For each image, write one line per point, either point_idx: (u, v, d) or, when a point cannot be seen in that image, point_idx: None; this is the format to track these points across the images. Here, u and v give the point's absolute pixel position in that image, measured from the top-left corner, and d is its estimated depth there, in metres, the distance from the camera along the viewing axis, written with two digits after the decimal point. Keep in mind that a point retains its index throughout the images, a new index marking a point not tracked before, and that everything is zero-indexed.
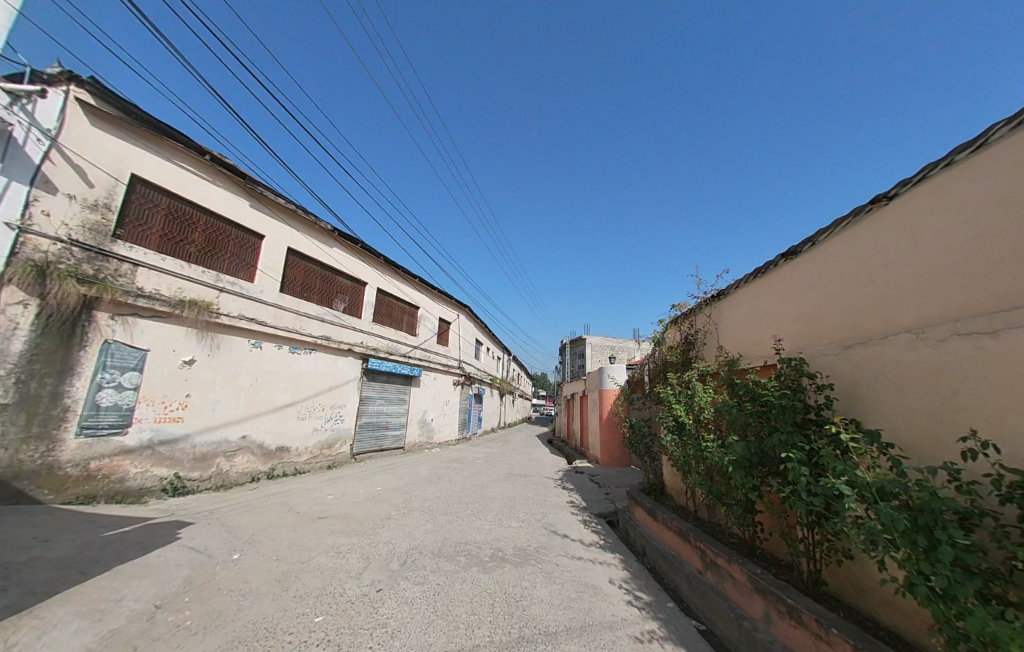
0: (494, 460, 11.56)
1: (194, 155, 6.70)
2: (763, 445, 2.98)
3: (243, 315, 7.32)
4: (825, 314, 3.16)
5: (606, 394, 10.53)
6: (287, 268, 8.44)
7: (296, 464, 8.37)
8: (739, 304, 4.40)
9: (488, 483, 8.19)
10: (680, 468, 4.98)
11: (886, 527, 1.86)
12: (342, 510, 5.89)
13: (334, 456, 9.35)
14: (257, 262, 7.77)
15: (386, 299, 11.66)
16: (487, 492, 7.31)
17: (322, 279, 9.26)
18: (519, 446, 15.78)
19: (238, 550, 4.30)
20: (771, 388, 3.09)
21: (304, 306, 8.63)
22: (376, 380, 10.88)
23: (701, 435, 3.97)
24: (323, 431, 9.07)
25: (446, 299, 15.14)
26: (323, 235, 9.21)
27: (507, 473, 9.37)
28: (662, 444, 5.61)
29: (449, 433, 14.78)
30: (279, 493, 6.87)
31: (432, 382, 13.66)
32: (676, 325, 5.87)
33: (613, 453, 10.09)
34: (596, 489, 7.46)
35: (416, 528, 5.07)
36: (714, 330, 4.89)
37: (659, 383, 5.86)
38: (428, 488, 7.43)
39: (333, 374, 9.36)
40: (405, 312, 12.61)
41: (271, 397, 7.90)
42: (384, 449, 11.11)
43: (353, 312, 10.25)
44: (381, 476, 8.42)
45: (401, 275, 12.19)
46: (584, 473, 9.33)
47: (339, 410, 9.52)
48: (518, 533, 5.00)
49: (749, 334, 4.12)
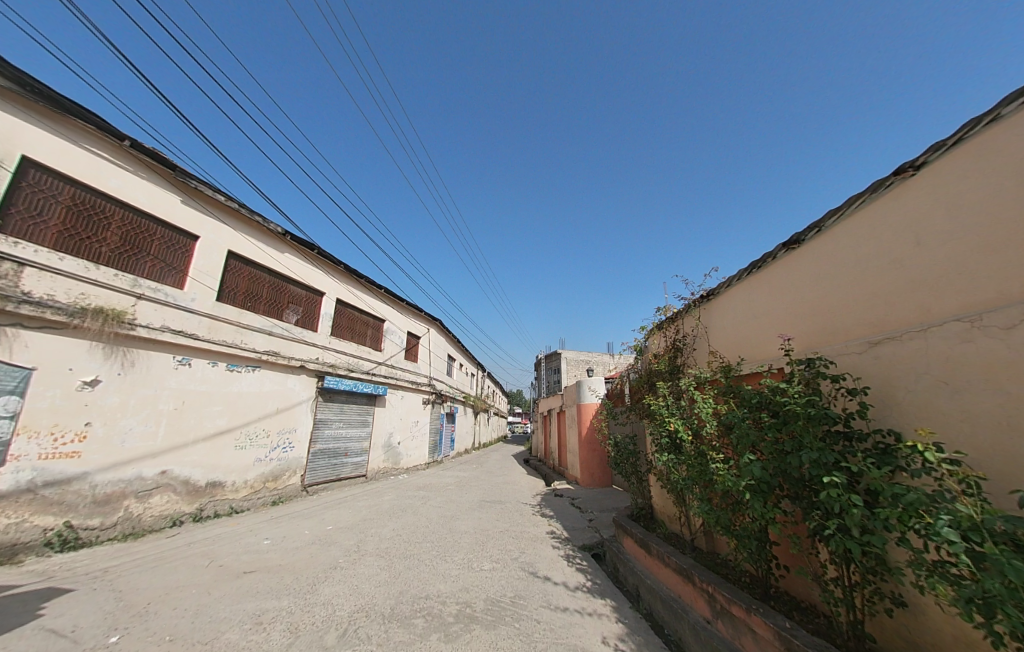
0: (467, 485, 10.62)
1: (110, 140, 5.74)
2: (787, 465, 2.44)
3: (169, 327, 6.28)
4: (840, 308, 2.75)
5: (585, 409, 9.96)
6: (227, 274, 7.43)
7: (232, 501, 7.15)
8: (731, 304, 3.99)
9: (458, 514, 7.27)
10: (674, 491, 4.42)
11: (1010, 587, 1.34)
12: (277, 560, 4.84)
13: (281, 490, 8.16)
14: (188, 268, 6.76)
15: (347, 311, 10.71)
16: (456, 526, 6.41)
17: (269, 288, 8.27)
18: (494, 467, 14.84)
19: (121, 628, 3.25)
20: (792, 395, 2.55)
21: (247, 318, 7.61)
22: (334, 400, 9.80)
23: (703, 454, 3.37)
24: (268, 461, 7.91)
25: (414, 312, 14.29)
26: (271, 237, 8.29)
27: (480, 501, 8.47)
28: (652, 464, 5.03)
29: (418, 456, 13.66)
30: (204, 540, 5.69)
31: (399, 401, 12.62)
32: (660, 331, 5.41)
33: (594, 472, 9.45)
34: (578, 516, 6.73)
35: (366, 581, 4.16)
36: (704, 334, 4.44)
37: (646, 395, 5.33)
38: (388, 524, 6.45)
39: (281, 395, 8.28)
40: (370, 326, 11.66)
41: (202, 423, 6.75)
42: (343, 479, 9.93)
43: (308, 325, 9.25)
44: (336, 512, 7.35)
45: (363, 285, 11.32)
46: (564, 497, 8.60)
47: (288, 436, 8.40)
48: (490, 580, 4.19)
49: (746, 336, 3.69)
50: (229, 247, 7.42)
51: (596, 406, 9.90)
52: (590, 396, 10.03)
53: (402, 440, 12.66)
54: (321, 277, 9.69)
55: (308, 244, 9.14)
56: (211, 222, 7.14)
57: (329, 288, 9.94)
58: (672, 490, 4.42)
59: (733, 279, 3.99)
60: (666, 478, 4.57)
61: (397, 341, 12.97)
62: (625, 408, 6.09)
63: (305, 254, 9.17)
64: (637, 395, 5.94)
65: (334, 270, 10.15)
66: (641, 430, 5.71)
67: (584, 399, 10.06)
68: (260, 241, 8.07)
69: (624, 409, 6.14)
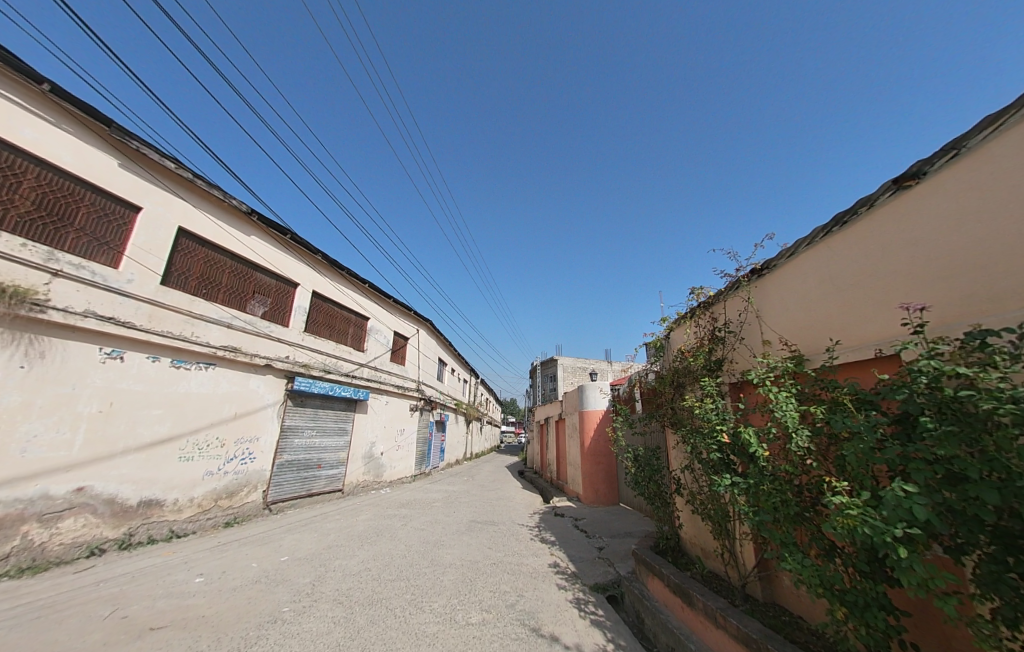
0: (455, 502, 9.50)
1: (25, 83, 4.72)
2: (977, 497, 1.47)
3: (95, 312, 5.21)
4: (1004, 260, 1.79)
5: (588, 417, 8.95)
6: (177, 254, 6.38)
7: (172, 524, 5.98)
8: (796, 276, 3.04)
9: (443, 539, 6.16)
10: (722, 522, 3.44)
11: None
12: (203, 609, 3.73)
13: (237, 509, 6.99)
14: (125, 244, 5.70)
15: (325, 306, 9.64)
16: (439, 557, 5.30)
17: (229, 273, 7.21)
18: (487, 480, 13.70)
19: None
20: (985, 389, 1.54)
21: (200, 307, 6.55)
22: (307, 405, 8.68)
23: (783, 475, 2.39)
24: (221, 475, 6.77)
25: (402, 311, 13.24)
26: (234, 216, 7.26)
27: (471, 522, 7.34)
28: (686, 485, 4.06)
29: (404, 468, 12.47)
30: (121, 577, 4.54)
31: (384, 407, 11.49)
32: (689, 321, 4.45)
33: (598, 489, 8.41)
34: (586, 544, 5.67)
35: (310, 646, 3.07)
36: (754, 319, 3.49)
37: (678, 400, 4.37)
38: (357, 554, 5.34)
39: (241, 398, 7.17)
40: (352, 324, 10.59)
41: (136, 430, 5.63)
42: (315, 495, 8.75)
43: (277, 319, 8.18)
44: (298, 536, 6.21)
45: (344, 278, 10.27)
46: (565, 517, 7.53)
47: (248, 445, 7.27)
48: (479, 644, 3.12)
49: (825, 314, 2.73)
50: (180, 223, 6.38)
51: (601, 413, 8.88)
52: (594, 402, 9.01)
53: (385, 450, 11.49)
54: (294, 266, 8.63)
55: (280, 228, 8.12)
56: (159, 193, 6.11)
57: (303, 278, 8.89)
58: (719, 520, 3.42)
59: (797, 245, 3.04)
60: (708, 504, 3.59)
61: (383, 341, 11.90)
62: (646, 415, 5.08)
63: (275, 239, 8.14)
64: (662, 400, 4.93)
65: (310, 260, 9.12)
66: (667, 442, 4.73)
67: (587, 405, 9.05)
68: (220, 220, 7.04)
69: (645, 416, 5.12)
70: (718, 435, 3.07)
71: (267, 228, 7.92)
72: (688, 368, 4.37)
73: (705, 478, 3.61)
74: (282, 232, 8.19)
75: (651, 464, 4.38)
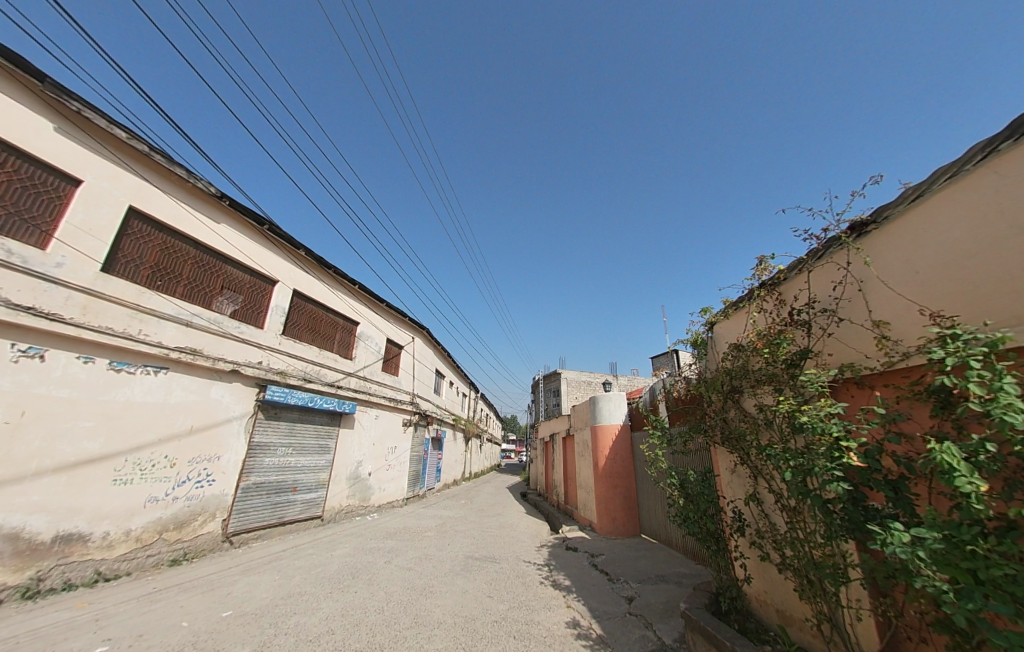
0: (450, 531, 8.30)
1: None
2: None
3: (8, 300, 4.28)
4: None
5: (602, 433, 7.87)
6: (126, 238, 5.50)
7: (99, 564, 4.82)
8: (934, 224, 2.18)
9: (432, 584, 5.03)
10: (837, 586, 2.41)
11: None
12: None
13: (188, 543, 5.86)
14: (56, 223, 4.82)
15: (309, 308, 8.67)
16: (426, 612, 4.16)
17: (192, 265, 6.32)
18: (487, 504, 12.42)
19: None
20: None
21: (150, 301, 5.63)
22: (282, 418, 7.62)
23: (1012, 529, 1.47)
24: (169, 502, 5.68)
25: (397, 318, 12.24)
26: (201, 199, 6.43)
27: (468, 559, 6.15)
28: (769, 527, 3.05)
29: (394, 491, 11.24)
30: (10, 639, 3.45)
31: (373, 422, 10.37)
32: (748, 307, 3.51)
33: (615, 517, 7.25)
34: (611, 594, 4.53)
35: None
36: (860, 293, 2.53)
37: (746, 410, 3.38)
38: (321, 607, 4.21)
39: (199, 409, 6.14)
40: (340, 328, 9.60)
41: (58, 445, 4.58)
42: (288, 524, 7.58)
43: (249, 319, 7.22)
44: (254, 580, 5.06)
45: (332, 278, 9.35)
46: (579, 553, 6.36)
47: (206, 466, 6.19)
48: None
49: (998, 269, 1.87)
50: (131, 202, 5.52)
51: (618, 429, 7.78)
52: (610, 416, 7.92)
53: (373, 470, 10.31)
54: (272, 263, 7.72)
55: (256, 218, 7.24)
56: (105, 166, 5.29)
57: (283, 276, 7.96)
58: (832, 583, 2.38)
59: (931, 180, 2.19)
60: (819, 559, 2.56)
61: (374, 349, 10.87)
62: (690, 429, 4.02)
63: (250, 230, 7.27)
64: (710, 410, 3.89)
65: (293, 256, 8.22)
66: (721, 464, 3.72)
67: (601, 419, 7.98)
68: (183, 204, 6.20)
69: (689, 430, 4.05)
70: (842, 457, 2.03)
71: (242, 218, 7.06)
72: (750, 367, 3.38)
73: (814, 519, 2.59)
74: (259, 223, 7.31)
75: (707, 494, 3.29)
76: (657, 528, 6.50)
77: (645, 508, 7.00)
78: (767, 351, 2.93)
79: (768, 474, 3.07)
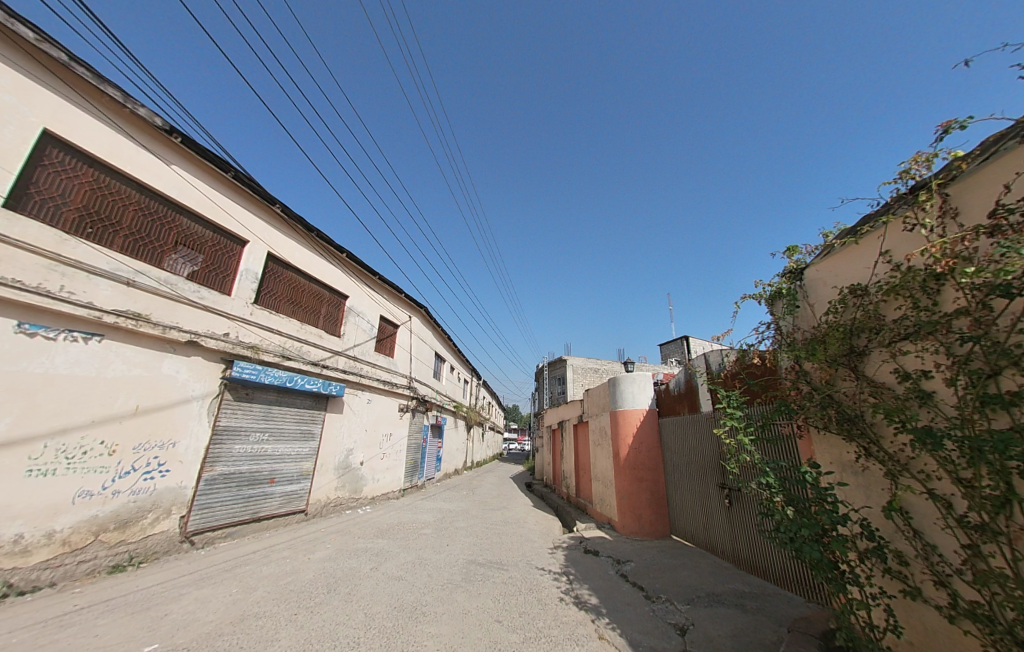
0: (450, 528, 7.35)
1: None
2: None
3: None
4: None
5: (626, 420, 6.82)
6: (40, 170, 4.40)
7: (9, 575, 3.84)
8: None
9: (425, 601, 4.04)
10: None
11: None
12: None
13: (134, 545, 4.89)
14: None
15: (289, 275, 7.55)
16: (415, 647, 3.15)
17: (134, 212, 5.22)
18: (491, 497, 11.49)
19: None
20: None
21: (76, 251, 4.55)
22: (256, 400, 6.55)
23: None
24: (109, 498, 4.67)
25: (393, 294, 11.08)
26: (145, 133, 5.29)
27: (470, 566, 5.14)
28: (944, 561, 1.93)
29: (390, 482, 10.31)
30: None
31: (365, 407, 9.35)
32: (887, 228, 2.38)
33: (642, 517, 6.23)
34: (654, 620, 3.52)
35: None
36: None
37: (889, 378, 2.28)
38: (277, 639, 3.21)
39: (147, 386, 5.09)
40: (327, 302, 8.50)
41: None
42: (265, 520, 6.63)
43: (213, 283, 6.13)
44: (203, 596, 4.08)
45: (319, 243, 8.20)
46: (603, 559, 5.34)
47: (157, 454, 5.18)
48: None
49: None
50: (46, 126, 4.39)
51: (644, 415, 6.72)
52: (633, 400, 6.87)
53: (366, 460, 9.32)
54: (241, 218, 6.58)
55: (219, 162, 6.06)
56: (9, 75, 4.14)
57: (256, 235, 6.82)
58: None
59: None
60: None
61: (366, 328, 9.78)
62: (778, 407, 2.90)
63: (212, 176, 6.12)
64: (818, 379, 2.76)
65: (268, 214, 7.07)
66: (831, 459, 2.65)
67: (624, 404, 6.92)
68: (122, 135, 5.06)
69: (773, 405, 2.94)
70: None
71: (200, 160, 5.91)
72: (895, 315, 2.24)
73: None
74: (222, 169, 6.14)
75: (834, 501, 2.13)
76: (692, 530, 5.47)
77: (676, 506, 5.98)
78: (970, 273, 1.80)
79: (942, 474, 1.95)
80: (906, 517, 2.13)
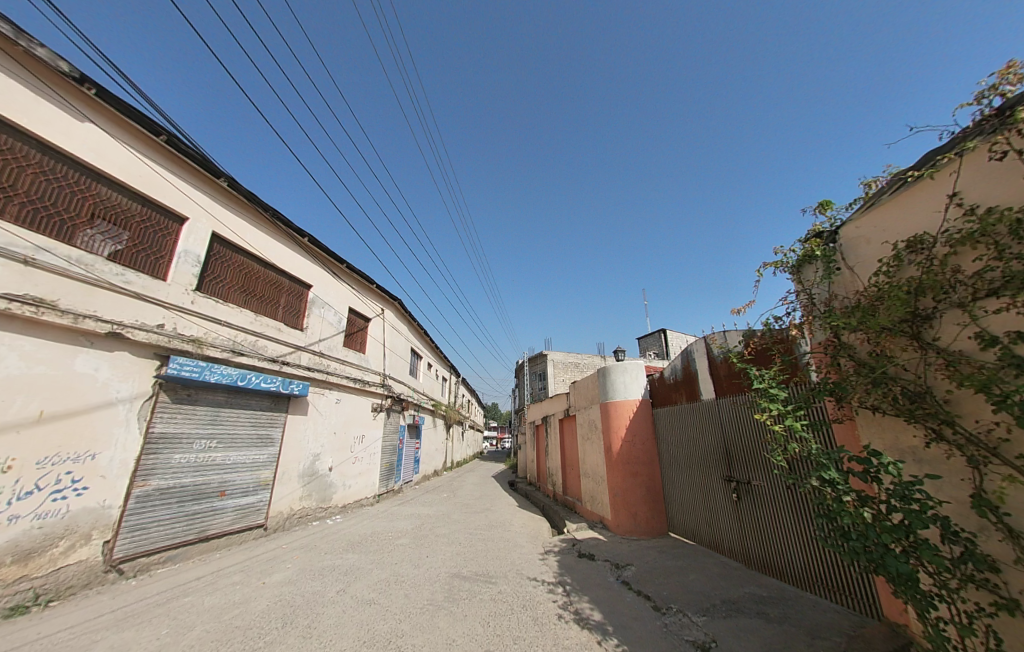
0: (429, 536, 6.72)
1: None
2: None
3: None
4: None
5: (618, 411, 6.40)
6: None
7: None
8: None
9: (403, 631, 3.42)
10: None
11: None
12: None
13: (42, 581, 3.96)
14: None
15: (240, 260, 6.60)
16: None
17: (34, 175, 4.21)
18: (474, 498, 10.89)
19: None
20: None
21: None
22: (200, 402, 5.67)
23: None
24: (4, 525, 3.73)
25: (363, 284, 10.22)
26: (51, 80, 4.28)
27: (453, 582, 4.54)
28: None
29: (363, 487, 9.52)
30: None
31: (334, 407, 8.53)
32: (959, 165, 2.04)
33: (638, 515, 5.82)
34: (669, 637, 3.08)
35: None
36: None
37: (968, 340, 1.95)
38: None
39: (55, 387, 4.16)
40: (287, 291, 7.62)
41: None
42: (216, 539, 5.78)
43: (145, 267, 5.16)
44: (123, 642, 3.28)
45: (278, 225, 7.29)
46: (600, 564, 4.88)
47: (70, 468, 4.26)
48: None
49: None
50: None
51: (637, 406, 6.32)
52: (625, 390, 6.45)
53: (335, 465, 8.51)
54: (179, 192, 5.57)
55: (147, 123, 5.06)
56: None
57: (198, 213, 5.83)
58: None
59: None
60: None
61: (334, 321, 8.91)
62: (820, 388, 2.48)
63: (139, 139, 5.09)
64: (864, 355, 2.36)
65: (213, 189, 6.05)
66: (893, 443, 2.27)
67: (616, 395, 6.50)
68: (6, 75, 3.97)
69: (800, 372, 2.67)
70: None
71: (122, 118, 4.87)
72: (982, 266, 1.90)
73: None
74: (151, 132, 5.12)
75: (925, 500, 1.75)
76: (694, 527, 5.13)
77: (673, 502, 5.64)
78: None
79: None
80: (1003, 515, 1.76)
